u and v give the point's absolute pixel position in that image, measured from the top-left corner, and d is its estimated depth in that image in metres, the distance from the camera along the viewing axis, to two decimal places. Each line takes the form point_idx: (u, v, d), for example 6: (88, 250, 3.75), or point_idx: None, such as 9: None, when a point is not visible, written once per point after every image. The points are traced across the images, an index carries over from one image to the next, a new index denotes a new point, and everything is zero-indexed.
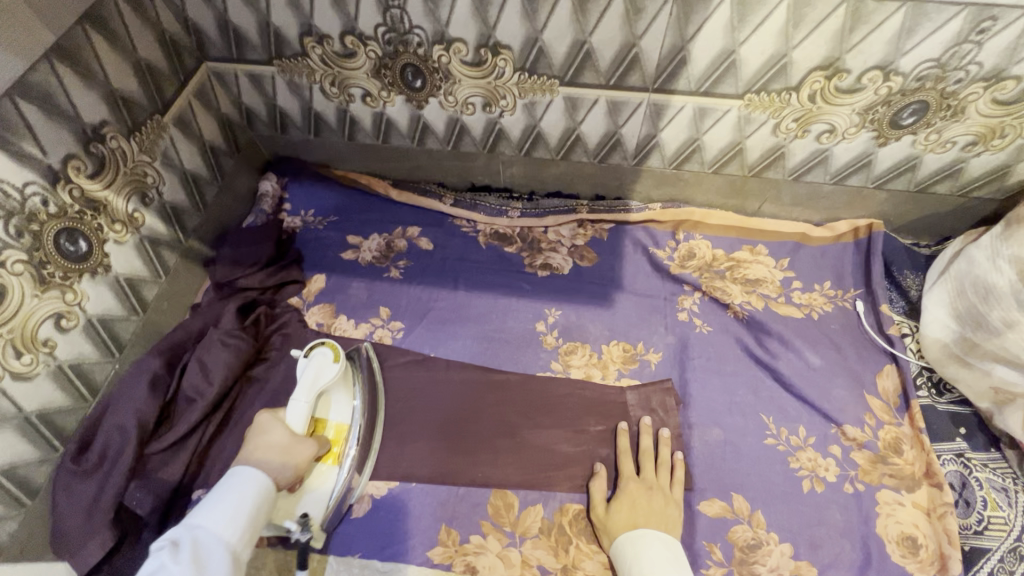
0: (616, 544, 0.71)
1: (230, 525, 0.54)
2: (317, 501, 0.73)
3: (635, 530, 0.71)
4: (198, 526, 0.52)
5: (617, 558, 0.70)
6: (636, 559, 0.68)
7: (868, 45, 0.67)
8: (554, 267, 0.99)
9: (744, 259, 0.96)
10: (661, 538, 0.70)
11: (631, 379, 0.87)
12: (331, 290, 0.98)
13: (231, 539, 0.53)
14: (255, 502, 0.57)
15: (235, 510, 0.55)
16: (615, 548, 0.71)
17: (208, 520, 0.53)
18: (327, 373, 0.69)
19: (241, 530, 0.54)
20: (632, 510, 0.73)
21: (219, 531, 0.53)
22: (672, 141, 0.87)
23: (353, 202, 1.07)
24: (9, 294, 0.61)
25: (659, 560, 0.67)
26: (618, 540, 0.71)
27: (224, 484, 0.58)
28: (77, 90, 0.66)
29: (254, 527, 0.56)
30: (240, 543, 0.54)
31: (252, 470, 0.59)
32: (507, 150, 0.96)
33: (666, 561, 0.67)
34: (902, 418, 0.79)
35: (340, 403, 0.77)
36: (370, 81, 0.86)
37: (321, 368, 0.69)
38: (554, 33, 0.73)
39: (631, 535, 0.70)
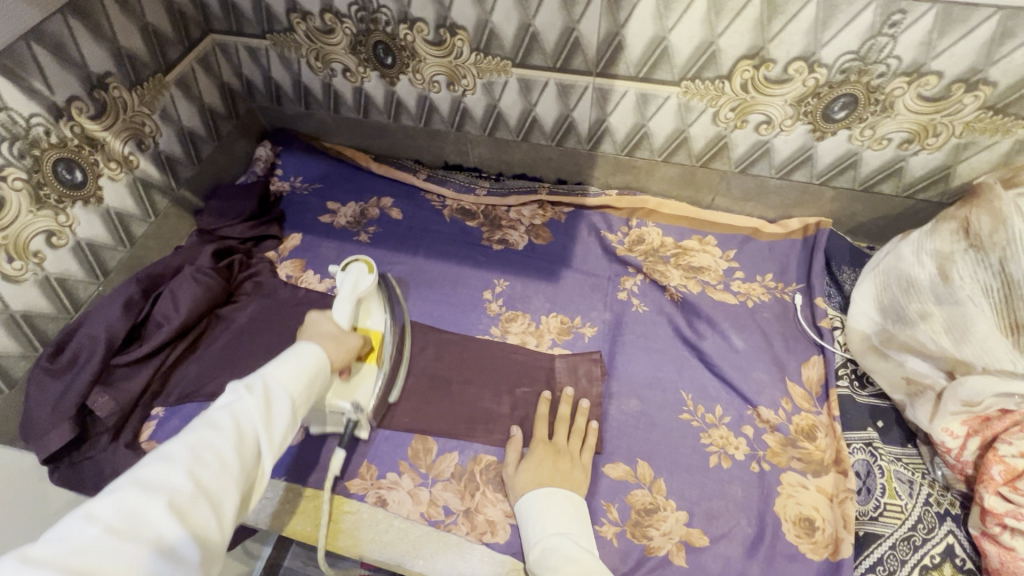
0: (522, 500, 0.73)
1: (294, 378, 0.57)
2: (365, 394, 0.77)
3: (541, 488, 0.73)
4: (264, 372, 0.56)
5: (521, 514, 0.72)
6: (540, 514, 0.69)
7: (789, 35, 0.71)
8: (510, 242, 1.04)
9: (691, 248, 0.99)
10: (566, 496, 0.72)
11: (563, 348, 0.91)
12: (305, 248, 1.07)
13: (295, 390, 0.57)
14: (316, 366, 0.61)
15: (300, 368, 0.59)
16: (521, 503, 0.73)
17: (275, 370, 0.57)
18: (361, 281, 0.75)
19: (304, 385, 0.58)
20: (538, 468, 0.75)
21: (287, 382, 0.56)
22: (621, 126, 0.92)
23: (337, 172, 1.16)
24: (8, 206, 0.72)
25: (562, 514, 0.69)
26: (524, 496, 0.73)
27: (294, 348, 0.61)
28: (86, 43, 0.78)
29: (316, 384, 0.60)
30: (305, 394, 0.58)
31: (310, 343, 0.63)
32: (473, 130, 1.03)
33: (569, 517, 0.69)
34: (821, 406, 0.80)
35: (377, 312, 0.80)
36: (347, 57, 0.95)
37: (357, 278, 0.75)
38: (502, 16, 0.80)
39: (537, 492, 0.72)
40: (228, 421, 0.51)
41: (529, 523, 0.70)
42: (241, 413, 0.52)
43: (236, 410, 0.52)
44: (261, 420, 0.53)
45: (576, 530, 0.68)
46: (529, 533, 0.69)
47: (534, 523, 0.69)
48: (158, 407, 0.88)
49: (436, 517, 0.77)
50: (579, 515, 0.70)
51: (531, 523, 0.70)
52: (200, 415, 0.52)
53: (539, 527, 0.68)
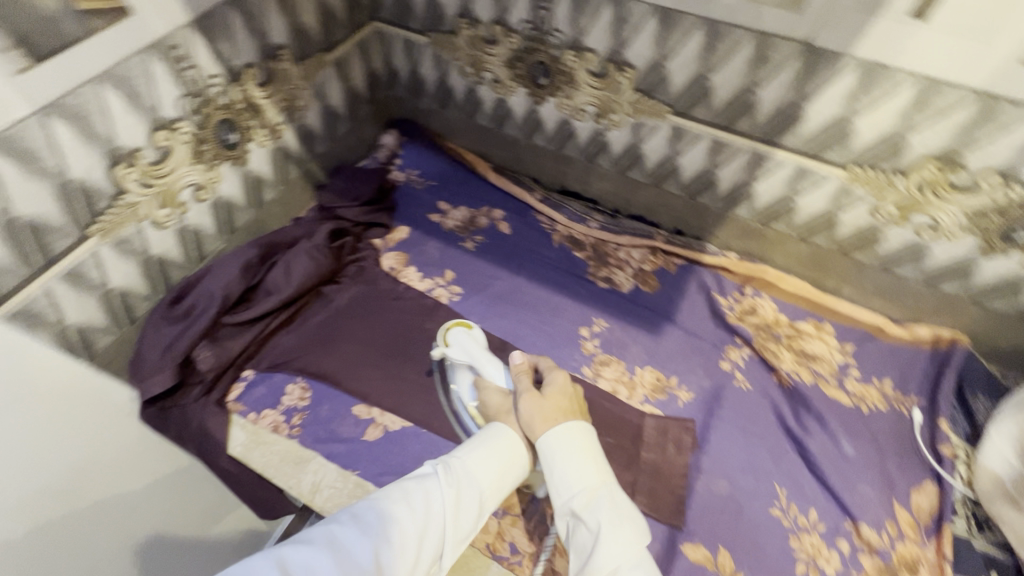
0: (551, 443, 0.66)
1: (484, 470, 0.64)
2: None
3: (567, 425, 0.68)
4: (464, 458, 0.64)
5: (545, 457, 0.66)
6: (577, 463, 0.65)
7: (992, 146, 0.66)
8: (615, 283, 1.02)
9: (806, 332, 0.94)
10: (592, 438, 0.68)
11: (655, 407, 0.88)
12: (411, 243, 1.07)
13: (483, 483, 0.63)
14: (505, 459, 0.66)
15: (490, 458, 0.65)
16: (546, 446, 0.66)
17: (473, 455, 0.64)
18: (477, 338, 0.90)
19: (491, 477, 0.64)
20: (559, 409, 0.71)
21: (476, 470, 0.63)
22: (766, 194, 0.88)
23: (453, 173, 1.17)
24: (172, 156, 0.75)
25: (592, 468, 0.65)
26: (549, 438, 0.67)
27: (490, 433, 0.69)
28: (273, 14, 0.81)
29: (504, 482, 0.65)
30: (489, 493, 0.63)
31: (501, 427, 0.70)
32: (605, 164, 1.01)
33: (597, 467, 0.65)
34: (929, 540, 0.74)
35: None
36: (502, 69, 0.95)
37: (471, 338, 0.89)
38: (679, 63, 0.78)
39: (570, 435, 0.66)
40: (424, 494, 0.57)
41: (561, 472, 0.64)
42: (434, 490, 0.58)
43: (431, 485, 0.59)
44: (451, 501, 0.58)
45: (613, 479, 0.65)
46: (561, 483, 0.64)
47: (570, 472, 0.64)
48: (248, 370, 0.90)
49: (501, 553, 0.75)
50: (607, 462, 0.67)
51: (566, 473, 0.64)
52: (402, 481, 0.58)
53: (579, 479, 0.63)
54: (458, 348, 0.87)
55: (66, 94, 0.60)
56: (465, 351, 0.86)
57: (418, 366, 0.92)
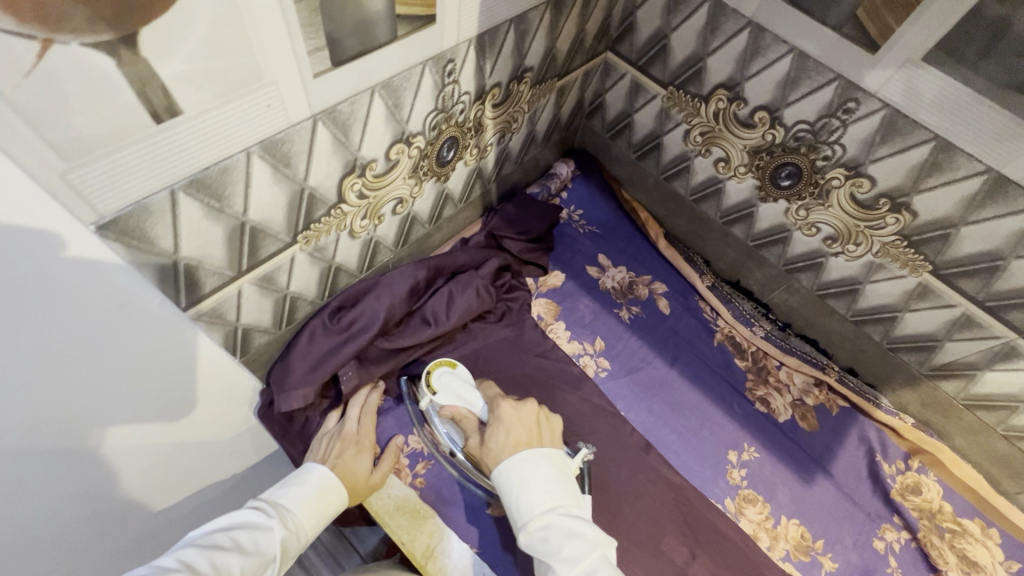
0: (499, 473, 0.62)
1: (309, 517, 0.66)
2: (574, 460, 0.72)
3: (512, 460, 0.61)
4: (290, 505, 0.65)
5: (501, 490, 0.61)
6: (523, 490, 0.59)
7: None
8: (771, 407, 0.93)
9: (971, 533, 0.84)
10: (546, 456, 0.62)
11: (795, 569, 0.80)
12: (564, 294, 0.99)
13: (304, 529, 0.65)
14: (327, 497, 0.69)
15: (318, 501, 0.67)
16: (501, 480, 0.61)
17: (298, 499, 0.66)
18: (463, 372, 0.78)
19: (311, 519, 0.66)
20: (513, 437, 0.64)
21: (303, 514, 0.65)
22: (992, 384, 0.78)
23: (620, 227, 1.07)
24: (395, 170, 0.66)
25: (541, 486, 0.60)
26: (498, 469, 0.62)
27: (303, 469, 0.70)
28: (538, 36, 0.71)
29: (320, 522, 0.67)
30: (310, 535, 0.66)
31: (314, 461, 0.71)
32: (805, 282, 0.91)
33: (547, 485, 0.60)
34: None
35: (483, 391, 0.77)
36: (739, 153, 0.84)
37: (456, 373, 0.77)
38: (977, 233, 0.67)
39: (514, 465, 0.61)
40: (248, 541, 0.58)
41: (512, 500, 0.60)
42: (260, 538, 0.59)
43: (259, 534, 0.59)
44: (274, 547, 0.60)
45: (565, 495, 0.60)
46: (513, 512, 0.59)
47: (517, 500, 0.59)
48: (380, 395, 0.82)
49: None
50: (562, 480, 0.61)
51: (511, 502, 0.60)
52: (224, 526, 0.58)
53: (522, 505, 0.59)
54: (445, 398, 0.74)
55: (343, 101, 0.51)
56: (453, 392, 0.74)
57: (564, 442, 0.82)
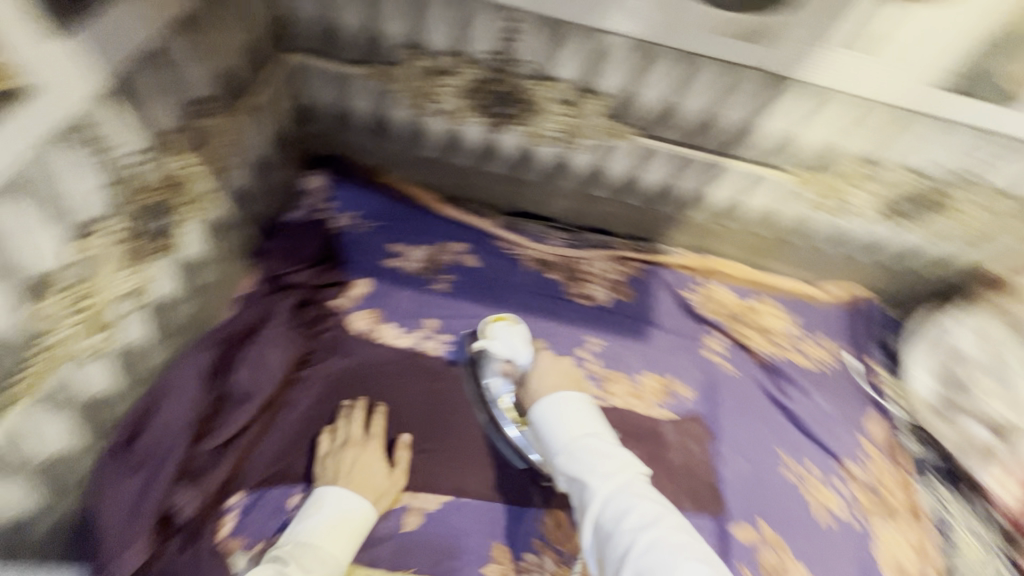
0: (541, 408, 0.70)
1: (335, 539, 0.67)
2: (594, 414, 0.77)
3: (560, 391, 0.71)
4: (311, 539, 0.66)
5: (541, 423, 0.69)
6: (560, 422, 0.67)
7: (898, 146, 0.83)
8: (593, 298, 1.04)
9: (760, 310, 1.07)
10: (580, 399, 0.70)
11: (669, 411, 0.94)
12: (377, 296, 0.96)
13: (336, 550, 0.67)
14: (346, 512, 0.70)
15: (338, 521, 0.69)
16: (541, 413, 0.69)
17: (316, 530, 0.67)
18: (519, 330, 0.87)
19: (340, 539, 0.68)
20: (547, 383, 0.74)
21: (328, 540, 0.67)
22: (719, 198, 0.97)
23: (400, 210, 1.05)
24: (100, 267, 0.59)
25: (577, 418, 0.67)
26: (537, 405, 0.71)
27: (314, 497, 0.72)
28: (194, 63, 0.65)
29: (352, 534, 0.69)
30: (348, 547, 0.68)
31: (323, 488, 0.73)
32: (565, 184, 1.01)
33: (583, 419, 0.67)
34: (890, 459, 0.93)
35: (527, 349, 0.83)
36: (456, 100, 0.89)
37: (513, 329, 0.87)
38: (650, 90, 0.81)
39: (552, 403, 0.69)
40: None
41: (551, 431, 0.67)
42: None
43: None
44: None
45: (598, 427, 0.67)
46: (551, 441, 0.67)
47: (555, 432, 0.67)
48: (234, 496, 0.73)
49: None
50: (594, 417, 0.69)
51: (551, 434, 0.67)
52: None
53: (562, 436, 0.66)
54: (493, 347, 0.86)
55: None
56: (508, 347, 0.83)
57: (470, 426, 0.86)
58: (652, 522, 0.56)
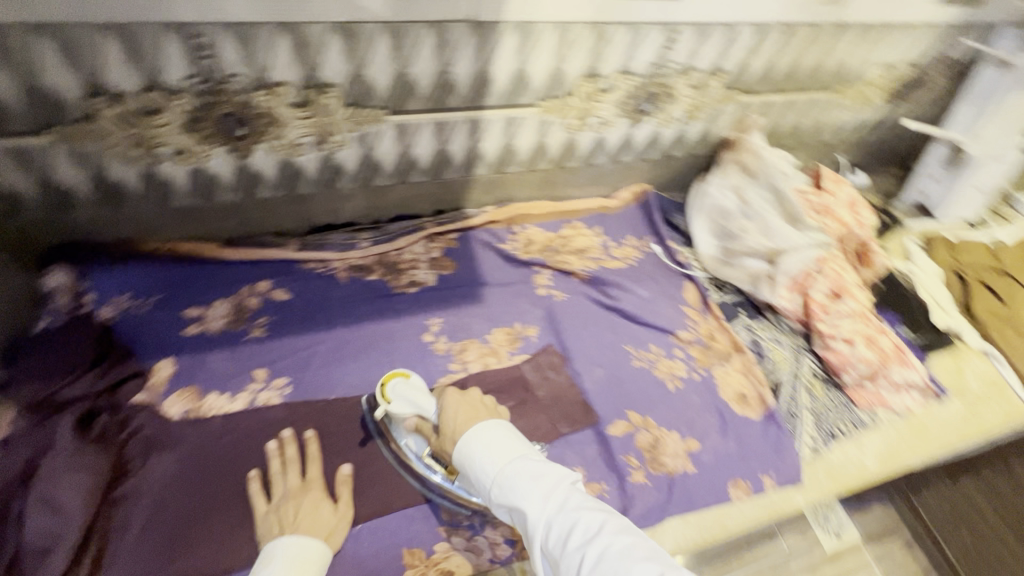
0: (464, 445, 0.69)
1: None
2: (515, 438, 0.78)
3: (478, 423, 0.71)
4: None
5: (467, 459, 0.68)
6: (486, 455, 0.66)
7: (610, 56, 0.93)
8: (420, 282, 1.05)
9: (570, 235, 1.16)
10: (499, 425, 0.70)
11: (522, 354, 0.99)
12: (188, 371, 0.87)
13: None
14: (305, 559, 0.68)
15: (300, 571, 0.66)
16: (464, 448, 0.68)
17: None
18: (416, 382, 0.82)
19: None
20: (461, 418, 0.73)
21: None
22: (491, 149, 1.02)
23: (180, 274, 0.95)
24: None
25: (502, 447, 0.67)
26: (458, 443, 0.69)
27: (270, 549, 0.68)
28: None
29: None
30: None
31: (280, 538, 0.69)
32: (346, 184, 0.99)
33: (508, 445, 0.67)
34: (708, 315, 1.09)
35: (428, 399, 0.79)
36: (183, 137, 0.80)
37: (410, 384, 0.81)
38: (375, 68, 0.81)
39: (474, 437, 0.68)
40: None
41: (478, 465, 0.66)
42: None
43: None
44: None
45: (527, 449, 0.68)
46: (482, 475, 0.66)
47: (483, 466, 0.66)
48: None
49: (506, 553, 0.80)
50: (518, 439, 0.69)
51: (480, 469, 0.66)
52: None
53: (491, 468, 0.65)
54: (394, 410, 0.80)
55: None
56: (411, 404, 0.78)
57: (344, 451, 0.83)
58: (596, 532, 0.58)
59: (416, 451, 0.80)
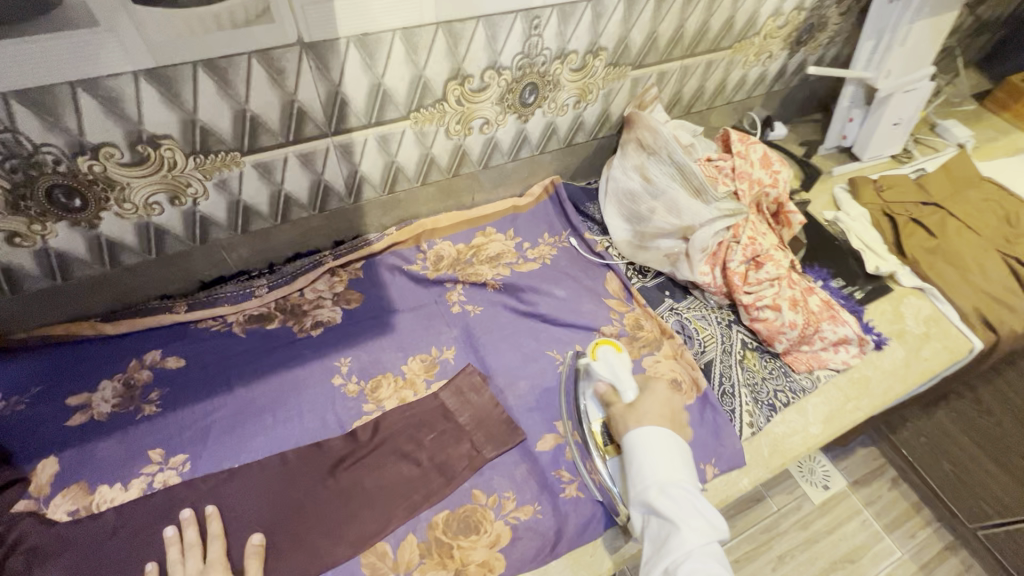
0: (638, 438, 0.75)
1: None
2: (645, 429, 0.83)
3: (662, 428, 0.76)
4: None
5: (635, 452, 0.74)
6: (654, 461, 0.72)
7: (474, 54, 0.87)
8: (326, 321, 0.98)
9: (481, 243, 1.11)
10: (680, 446, 0.75)
11: (440, 380, 0.94)
12: (75, 465, 0.80)
13: None
14: None
15: None
16: (638, 441, 0.75)
17: None
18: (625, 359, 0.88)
19: None
20: (657, 413, 0.78)
21: None
22: (374, 170, 0.96)
23: (57, 362, 0.88)
24: None
25: (674, 464, 0.72)
26: (636, 430, 0.76)
27: None
28: None
29: None
30: None
31: None
32: (222, 234, 0.92)
33: (679, 466, 0.72)
34: (632, 303, 1.05)
35: (626, 379, 0.84)
36: (11, 220, 0.74)
37: (620, 358, 0.87)
38: (210, 112, 0.74)
39: (654, 437, 0.74)
40: None
41: (644, 463, 0.72)
42: None
43: None
44: None
45: (692, 480, 0.71)
46: (643, 474, 0.72)
47: (649, 468, 0.72)
48: None
49: None
50: (687, 467, 0.73)
51: (648, 467, 0.72)
52: None
53: (659, 472, 0.71)
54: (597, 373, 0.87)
55: None
56: (611, 372, 0.84)
57: (254, 523, 0.77)
58: None
59: (592, 415, 0.87)
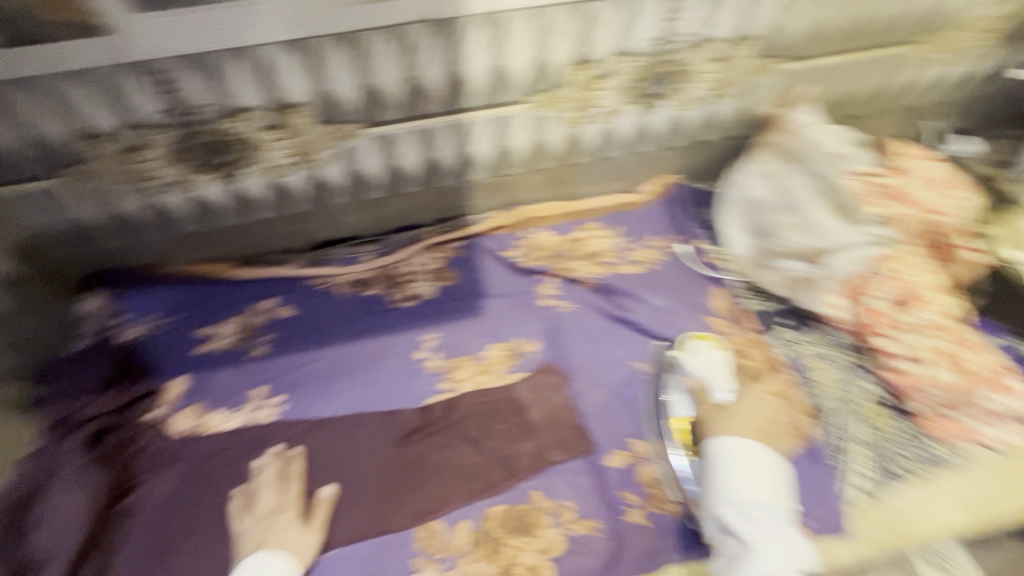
0: (723, 449, 0.71)
1: None
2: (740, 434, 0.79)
3: (752, 442, 0.71)
4: None
5: (717, 463, 0.71)
6: (737, 476, 0.68)
7: (602, 37, 0.82)
8: (419, 295, 1.01)
9: (582, 238, 1.06)
10: (771, 464, 0.70)
11: (519, 372, 0.92)
12: (198, 387, 0.91)
13: None
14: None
15: None
16: (721, 452, 0.71)
17: None
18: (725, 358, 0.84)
19: None
20: (749, 424, 0.74)
21: None
22: (484, 151, 0.96)
23: (195, 296, 1.00)
24: None
25: (760, 482, 0.68)
26: (723, 443, 0.72)
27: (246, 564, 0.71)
28: None
29: None
30: None
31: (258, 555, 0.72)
32: (339, 200, 0.98)
33: (766, 484, 0.68)
34: (739, 326, 0.94)
35: (723, 380, 0.81)
36: (172, 169, 0.84)
37: (718, 357, 0.84)
38: (340, 84, 0.78)
39: (740, 451, 0.70)
40: None
41: (725, 476, 0.69)
42: None
43: None
44: None
45: (782, 502, 0.67)
46: (722, 487, 0.69)
47: (730, 483, 0.68)
48: None
49: None
50: (777, 486, 0.68)
51: (729, 482, 0.68)
52: None
53: (740, 489, 0.67)
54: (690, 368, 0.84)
55: None
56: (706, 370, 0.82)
57: (329, 474, 0.83)
58: None
59: (679, 412, 0.84)
